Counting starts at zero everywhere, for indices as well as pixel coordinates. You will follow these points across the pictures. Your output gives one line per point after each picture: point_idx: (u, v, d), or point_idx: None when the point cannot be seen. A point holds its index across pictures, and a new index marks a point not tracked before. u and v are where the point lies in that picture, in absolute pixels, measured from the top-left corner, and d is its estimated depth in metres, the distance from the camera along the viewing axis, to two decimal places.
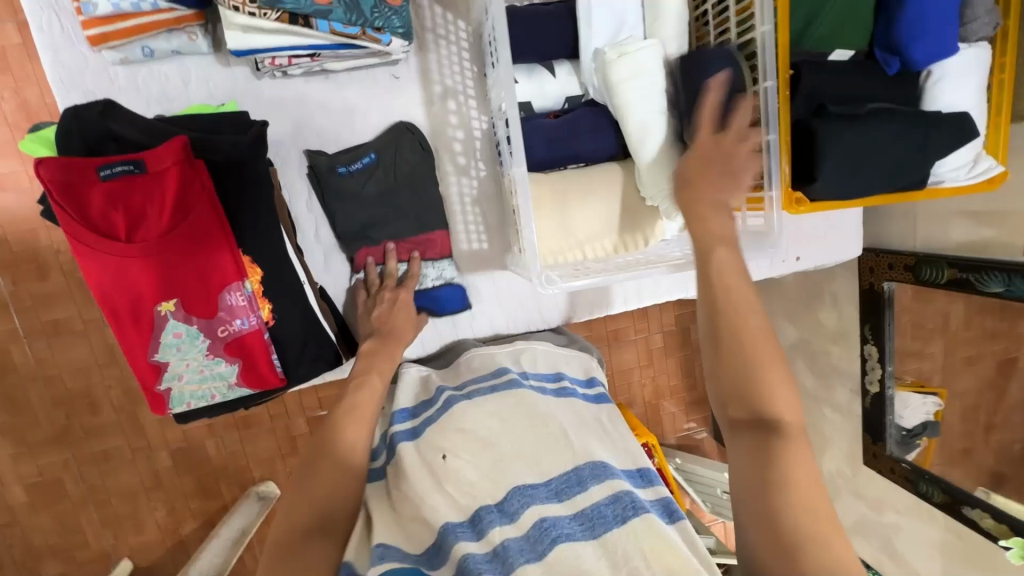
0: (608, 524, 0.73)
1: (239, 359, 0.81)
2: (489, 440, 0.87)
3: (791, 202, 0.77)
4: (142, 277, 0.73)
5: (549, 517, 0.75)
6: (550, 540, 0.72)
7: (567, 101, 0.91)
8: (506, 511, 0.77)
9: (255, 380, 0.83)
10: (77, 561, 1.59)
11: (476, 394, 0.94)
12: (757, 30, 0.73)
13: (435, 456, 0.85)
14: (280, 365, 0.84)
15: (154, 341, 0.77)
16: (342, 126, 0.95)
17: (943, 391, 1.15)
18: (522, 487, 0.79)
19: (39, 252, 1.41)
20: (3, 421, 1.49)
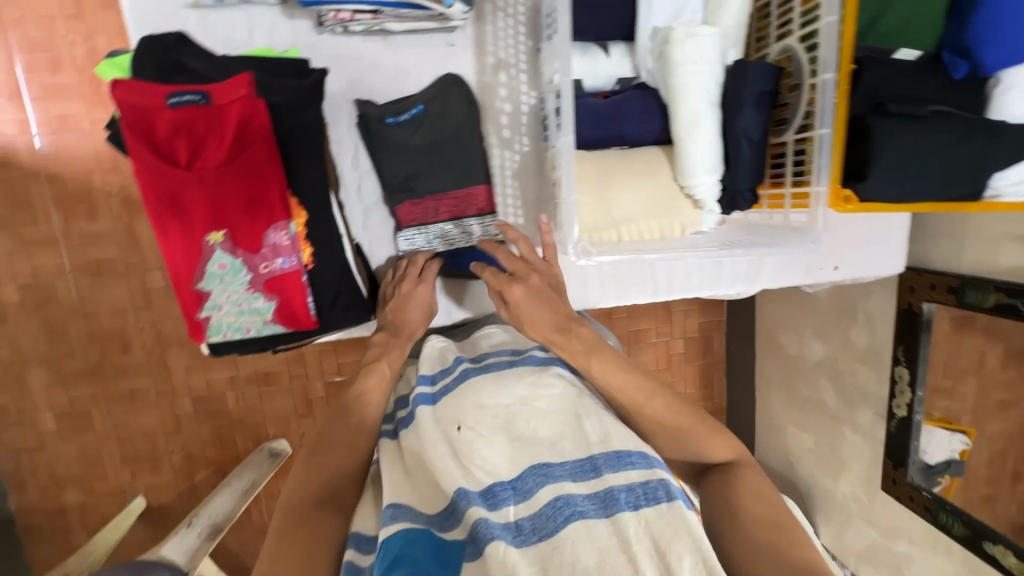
0: (620, 506, 0.68)
1: (276, 298, 0.85)
2: (507, 412, 0.83)
3: (838, 200, 0.74)
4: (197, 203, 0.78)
5: (566, 494, 0.70)
6: (564, 518, 0.67)
7: (618, 83, 0.91)
8: (520, 489, 0.74)
9: (290, 319, 0.86)
10: (96, 493, 1.66)
11: (493, 366, 0.93)
12: (821, 21, 0.72)
13: (450, 426, 0.82)
14: (314, 309, 0.87)
15: (200, 270, 0.82)
16: (396, 88, 0.97)
17: (971, 429, 1.14)
18: (540, 466, 0.75)
19: (92, 192, 1.48)
20: (41, 350, 1.56)
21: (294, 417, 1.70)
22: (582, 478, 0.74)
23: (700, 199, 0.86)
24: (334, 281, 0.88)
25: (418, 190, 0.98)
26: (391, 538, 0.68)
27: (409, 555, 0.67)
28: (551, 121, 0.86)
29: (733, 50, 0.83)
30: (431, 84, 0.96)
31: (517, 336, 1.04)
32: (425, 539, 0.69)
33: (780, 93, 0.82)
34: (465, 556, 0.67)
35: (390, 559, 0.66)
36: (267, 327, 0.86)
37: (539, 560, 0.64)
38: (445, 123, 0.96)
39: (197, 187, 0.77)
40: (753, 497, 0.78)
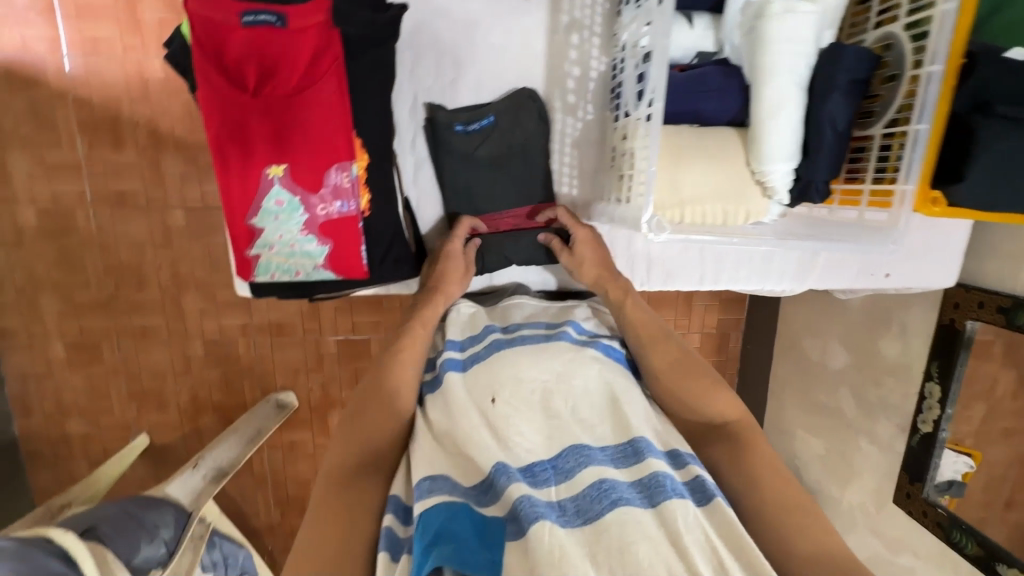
0: (667, 493, 0.61)
1: (329, 241, 0.87)
2: (546, 391, 0.76)
3: (926, 201, 0.73)
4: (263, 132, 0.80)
5: (610, 478, 0.64)
6: (611, 502, 0.61)
7: (698, 57, 0.86)
8: (560, 469, 0.68)
9: (340, 266, 0.88)
10: (100, 426, 1.65)
11: (528, 339, 0.85)
12: (936, 8, 0.67)
13: (483, 399, 0.75)
14: (365, 257, 0.88)
15: (257, 205, 0.84)
16: (462, 38, 0.92)
17: (977, 453, 1.14)
18: (581, 447, 0.69)
19: (119, 121, 1.43)
20: (56, 277, 1.53)
21: (303, 370, 1.68)
22: (623, 463, 0.68)
23: (771, 188, 0.83)
24: (388, 232, 0.90)
25: (478, 206, 0.99)
26: (432, 510, 0.62)
27: (450, 530, 0.60)
28: (628, 89, 0.82)
29: (828, 31, 0.79)
30: (505, 96, 0.95)
31: (553, 308, 0.97)
32: (466, 514, 0.62)
33: (872, 84, 0.78)
34: (508, 537, 0.60)
35: (432, 534, 0.59)
36: (317, 271, 0.88)
37: (587, 543, 0.58)
38: (512, 134, 0.96)
39: (262, 114, 0.80)
40: (763, 468, 0.72)
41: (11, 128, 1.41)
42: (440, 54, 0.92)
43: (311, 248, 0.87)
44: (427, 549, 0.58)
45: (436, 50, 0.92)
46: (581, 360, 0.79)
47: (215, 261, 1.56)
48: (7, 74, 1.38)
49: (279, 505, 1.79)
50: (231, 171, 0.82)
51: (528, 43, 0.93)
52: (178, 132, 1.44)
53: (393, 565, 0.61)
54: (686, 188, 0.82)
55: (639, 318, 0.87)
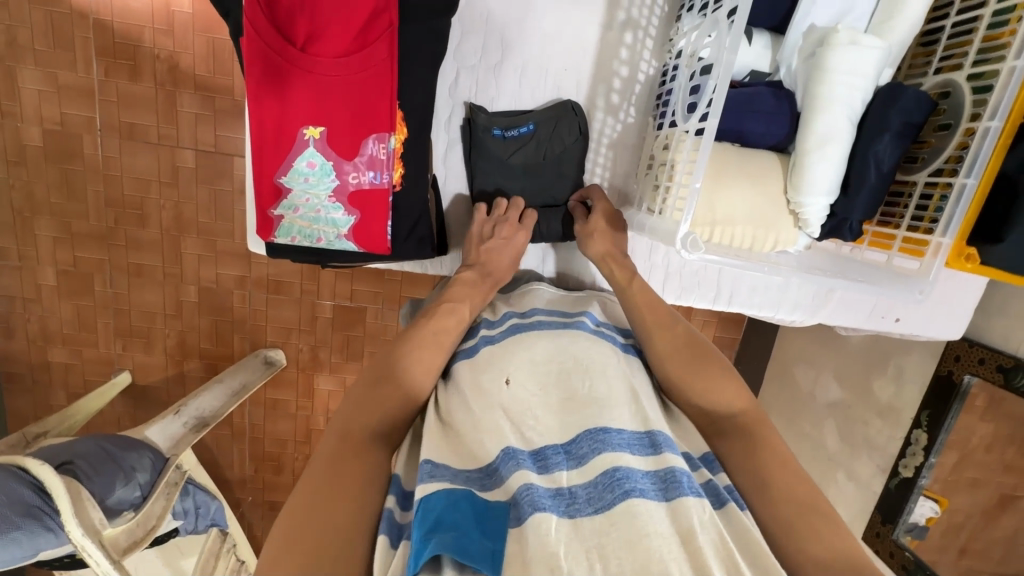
0: (683, 490, 0.62)
1: (356, 213, 0.85)
2: (562, 371, 0.78)
3: (959, 256, 0.72)
4: (304, 92, 0.78)
5: (625, 467, 0.63)
6: (622, 492, 0.60)
7: (750, 76, 0.85)
8: (573, 455, 0.68)
9: (364, 239, 0.86)
10: (82, 358, 1.63)
11: (545, 325, 0.85)
12: (1005, 63, 0.66)
13: (495, 379, 0.75)
14: (391, 232, 0.86)
15: (287, 164, 0.82)
16: (514, 21, 0.89)
17: (944, 499, 1.17)
18: (597, 430, 0.68)
19: (138, 52, 1.38)
20: (55, 202, 1.49)
21: (296, 329, 1.66)
22: (640, 451, 0.68)
23: (804, 219, 0.82)
24: (417, 209, 0.88)
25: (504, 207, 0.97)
26: (432, 497, 0.61)
27: (451, 519, 0.59)
28: (678, 102, 0.80)
29: (888, 69, 0.77)
30: (547, 105, 0.93)
31: (570, 297, 0.96)
32: (466, 502, 0.61)
33: (923, 129, 0.77)
34: (508, 522, 0.59)
35: (431, 521, 0.58)
36: (339, 240, 0.85)
37: (594, 536, 0.57)
38: (547, 144, 0.93)
39: (305, 72, 0.78)
40: (777, 468, 0.70)
41: (25, 42, 1.36)
42: (489, 34, 0.89)
43: (337, 217, 0.86)
44: (426, 538, 0.57)
45: (485, 29, 0.89)
46: (595, 349, 0.80)
47: (221, 209, 1.52)
48: None
49: (254, 460, 1.78)
50: (265, 128, 0.80)
51: (579, 35, 0.90)
52: (198, 72, 1.40)
53: (391, 550, 0.60)
54: (716, 213, 0.81)
55: (646, 313, 0.85)
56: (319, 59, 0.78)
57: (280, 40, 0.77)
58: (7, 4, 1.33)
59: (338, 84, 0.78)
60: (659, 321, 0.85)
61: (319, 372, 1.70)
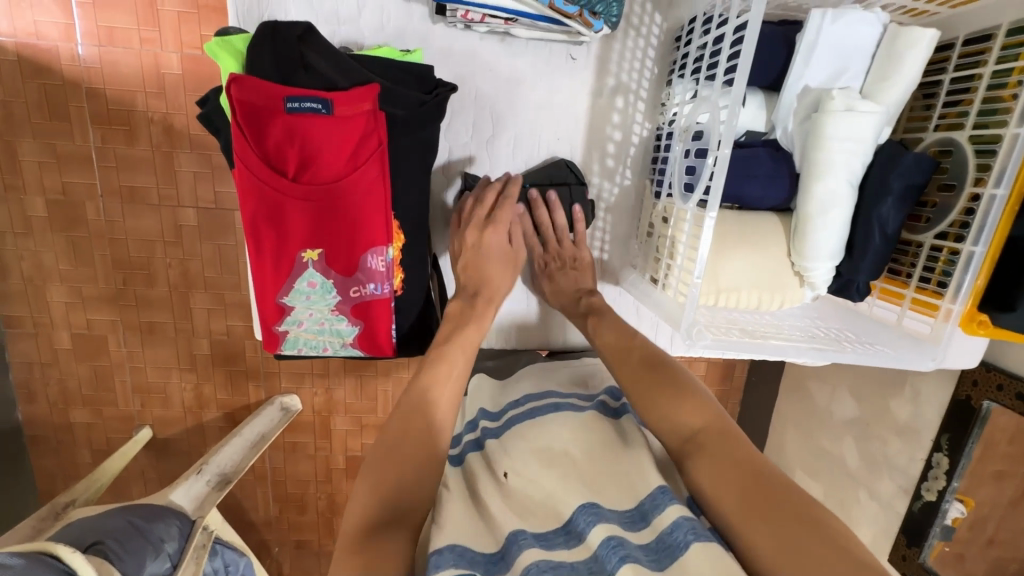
0: (677, 551, 0.61)
1: (359, 322, 0.86)
2: (570, 455, 0.78)
3: (971, 321, 0.69)
4: (299, 219, 0.79)
5: (617, 535, 0.65)
6: (619, 559, 0.61)
7: (746, 135, 0.83)
8: (572, 533, 0.68)
9: (370, 344, 0.88)
10: (104, 416, 1.65)
11: (538, 411, 0.86)
12: (1006, 129, 0.65)
13: (496, 474, 0.77)
14: (396, 336, 0.88)
15: (288, 284, 0.83)
16: (503, 94, 0.88)
17: (968, 499, 1.15)
18: (590, 505, 0.70)
19: (133, 116, 1.37)
20: (64, 267, 1.50)
21: (310, 374, 1.68)
22: (632, 527, 0.68)
23: (811, 281, 0.81)
24: (420, 309, 0.88)
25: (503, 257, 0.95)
26: None
27: None
28: (675, 189, 0.79)
29: (886, 128, 0.76)
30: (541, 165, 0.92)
31: (565, 371, 0.98)
32: None
33: (927, 188, 0.75)
34: None
35: None
36: (345, 349, 0.87)
37: None
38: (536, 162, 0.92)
39: (299, 201, 0.78)
40: (746, 474, 0.68)
41: (22, 115, 1.36)
42: (479, 109, 0.89)
43: (341, 327, 0.87)
44: None
45: (475, 104, 0.89)
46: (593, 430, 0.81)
47: (226, 263, 1.52)
48: (19, 61, 1.32)
49: (277, 502, 1.80)
50: (265, 256, 0.81)
51: (570, 104, 0.90)
52: (193, 131, 1.39)
53: None
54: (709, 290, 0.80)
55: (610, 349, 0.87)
56: (311, 187, 0.78)
57: (273, 172, 0.76)
58: None
59: (333, 209, 0.79)
60: (622, 351, 0.85)
61: (336, 414, 1.71)
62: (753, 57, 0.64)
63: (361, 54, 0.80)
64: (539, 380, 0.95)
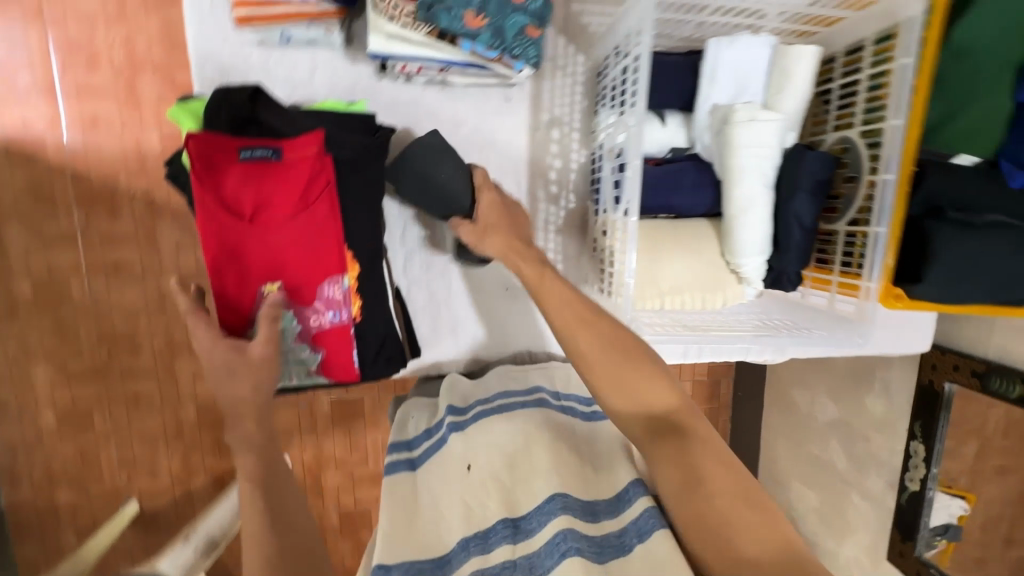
0: (615, 552, 0.67)
1: (322, 349, 0.89)
2: (531, 445, 0.81)
3: (890, 296, 0.76)
4: (259, 255, 0.83)
5: (567, 529, 0.66)
6: (561, 554, 0.63)
7: (671, 152, 0.92)
8: (520, 529, 0.71)
9: (334, 369, 0.91)
10: (89, 494, 1.62)
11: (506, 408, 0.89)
12: (886, 121, 0.73)
13: (459, 467, 0.80)
14: (358, 358, 0.91)
15: (250, 318, 0.84)
16: (448, 135, 0.97)
17: (971, 495, 1.12)
18: (552, 499, 0.71)
19: (116, 195, 1.45)
20: (48, 346, 1.52)
21: (296, 432, 1.56)
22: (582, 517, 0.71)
23: (745, 276, 0.87)
24: (380, 332, 0.93)
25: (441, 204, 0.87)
26: None
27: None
28: (609, 198, 0.86)
29: (791, 132, 0.84)
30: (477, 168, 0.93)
31: (536, 371, 1.02)
32: None
33: (835, 181, 0.83)
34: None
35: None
36: (309, 377, 0.89)
37: None
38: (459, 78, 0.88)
39: (258, 239, 0.83)
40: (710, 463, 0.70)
41: (9, 203, 1.43)
42: None
43: (304, 355, 0.89)
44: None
45: None
46: (551, 425, 0.84)
47: None
48: (6, 153, 1.40)
49: None
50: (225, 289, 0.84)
51: (511, 139, 0.98)
52: (173, 202, 1.46)
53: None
54: (649, 290, 0.86)
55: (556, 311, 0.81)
56: (268, 225, 0.83)
57: (230, 216, 0.82)
58: None
59: (290, 242, 0.84)
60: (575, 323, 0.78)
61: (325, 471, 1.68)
62: (649, 77, 0.74)
63: (310, 108, 0.89)
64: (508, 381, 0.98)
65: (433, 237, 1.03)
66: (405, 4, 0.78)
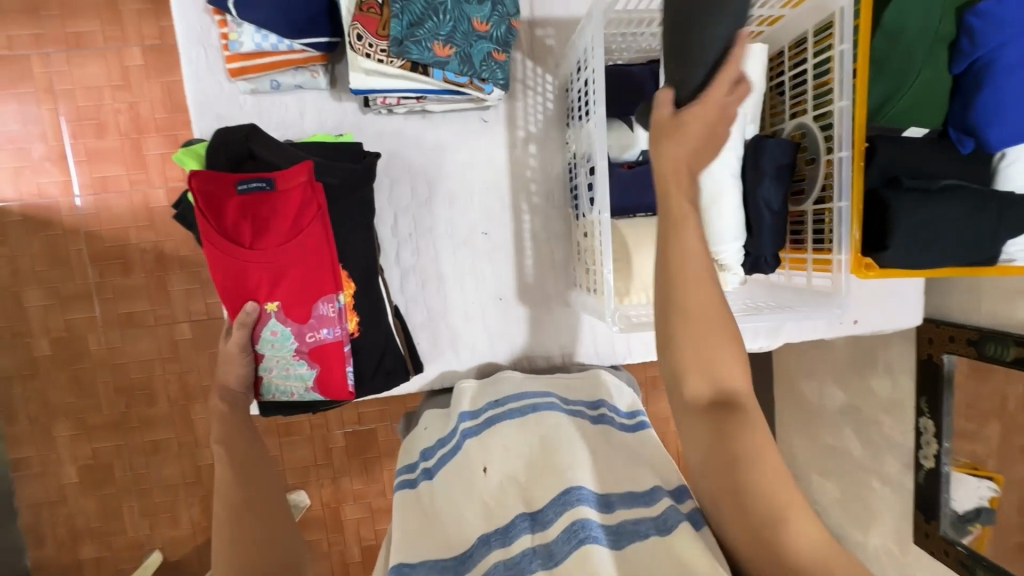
0: (632, 538, 0.68)
1: (318, 364, 0.94)
2: (540, 445, 0.83)
3: (861, 266, 0.79)
4: (260, 279, 0.90)
5: (581, 518, 0.68)
6: (579, 541, 0.66)
7: (641, 154, 0.97)
8: (538, 519, 0.72)
9: (328, 387, 0.95)
10: (112, 548, 1.62)
11: (517, 414, 0.89)
12: (834, 104, 0.78)
13: (475, 470, 0.82)
14: (352, 378, 0.95)
15: (256, 333, 0.91)
16: (432, 160, 1.03)
17: (999, 476, 1.05)
18: (565, 493, 0.73)
19: (127, 250, 1.52)
20: (68, 401, 1.56)
21: (313, 468, 1.58)
22: (597, 505, 0.73)
23: (726, 263, 0.90)
24: (378, 346, 0.98)
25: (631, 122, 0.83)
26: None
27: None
28: (584, 196, 0.92)
29: (750, 125, 0.90)
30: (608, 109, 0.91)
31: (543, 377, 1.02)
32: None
33: (797, 165, 0.88)
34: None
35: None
36: (308, 392, 0.94)
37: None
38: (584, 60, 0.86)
39: (257, 264, 0.89)
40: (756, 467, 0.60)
41: (28, 267, 1.50)
42: (414, 175, 1.04)
43: (303, 371, 0.94)
44: None
45: (410, 172, 1.03)
46: (561, 425, 0.85)
47: None
48: (24, 220, 1.49)
49: None
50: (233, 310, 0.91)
51: (491, 158, 1.05)
52: (182, 253, 1.53)
53: None
54: (631, 285, 0.91)
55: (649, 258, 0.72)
56: (265, 252, 0.89)
57: (231, 245, 0.88)
58: (8, 239, 1.49)
59: (287, 266, 0.90)
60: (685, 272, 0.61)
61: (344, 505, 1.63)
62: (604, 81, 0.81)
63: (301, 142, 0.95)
64: (511, 386, 0.98)
65: (426, 256, 1.06)
66: (379, 41, 0.85)
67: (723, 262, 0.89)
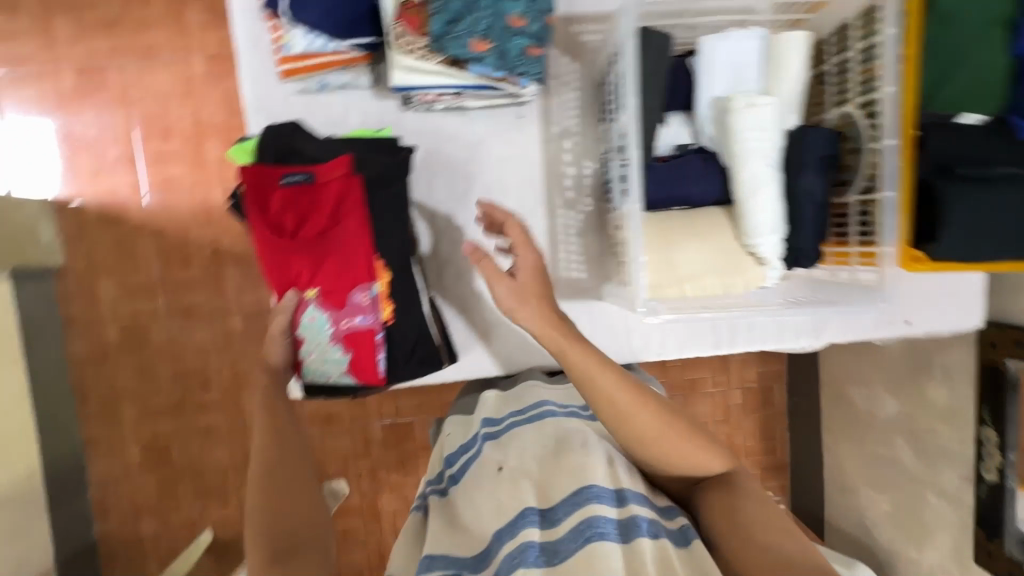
0: (640, 531, 0.66)
1: (352, 350, 0.98)
2: (557, 446, 0.83)
3: (909, 259, 0.78)
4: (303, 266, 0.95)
5: (592, 518, 0.67)
6: (586, 539, 0.65)
7: (676, 149, 0.95)
8: (548, 517, 0.71)
9: (359, 373, 0.99)
10: (168, 525, 1.72)
11: (541, 415, 0.91)
12: (880, 90, 0.79)
13: (492, 468, 0.83)
14: (384, 365, 0.99)
15: (296, 318, 0.96)
16: (468, 154, 1.06)
17: None
18: (579, 491, 0.71)
19: (187, 245, 1.63)
20: (133, 386, 1.69)
21: (353, 457, 1.64)
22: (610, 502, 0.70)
23: (763, 257, 0.88)
24: (410, 337, 1.00)
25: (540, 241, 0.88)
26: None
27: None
28: (618, 187, 0.91)
29: (791, 115, 0.89)
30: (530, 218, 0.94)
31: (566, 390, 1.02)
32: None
33: (841, 155, 0.87)
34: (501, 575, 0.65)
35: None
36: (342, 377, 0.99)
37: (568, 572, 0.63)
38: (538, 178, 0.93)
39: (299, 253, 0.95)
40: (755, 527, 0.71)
41: (101, 260, 1.63)
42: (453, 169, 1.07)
43: (338, 356, 0.99)
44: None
45: (449, 166, 1.07)
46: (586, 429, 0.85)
47: None
48: (98, 217, 1.62)
49: None
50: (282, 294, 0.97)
51: (526, 152, 1.06)
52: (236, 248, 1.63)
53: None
54: (665, 278, 0.89)
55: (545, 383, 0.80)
56: (307, 240, 0.95)
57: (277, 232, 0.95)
58: (85, 235, 1.62)
59: (325, 254, 0.95)
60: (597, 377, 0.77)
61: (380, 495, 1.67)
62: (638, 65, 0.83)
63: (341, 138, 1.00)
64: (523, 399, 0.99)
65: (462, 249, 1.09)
66: (418, 38, 0.89)
67: (761, 258, 0.88)
